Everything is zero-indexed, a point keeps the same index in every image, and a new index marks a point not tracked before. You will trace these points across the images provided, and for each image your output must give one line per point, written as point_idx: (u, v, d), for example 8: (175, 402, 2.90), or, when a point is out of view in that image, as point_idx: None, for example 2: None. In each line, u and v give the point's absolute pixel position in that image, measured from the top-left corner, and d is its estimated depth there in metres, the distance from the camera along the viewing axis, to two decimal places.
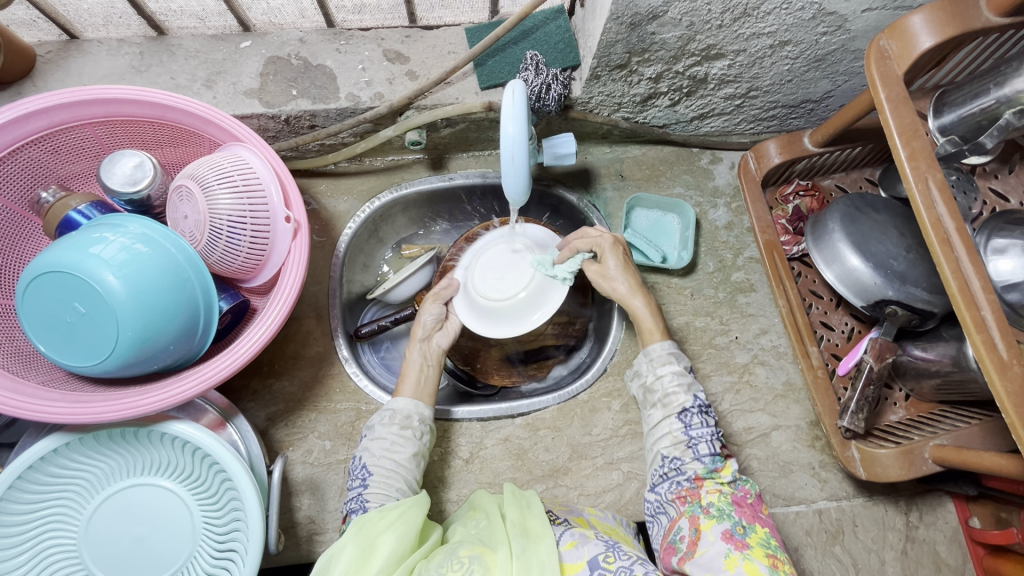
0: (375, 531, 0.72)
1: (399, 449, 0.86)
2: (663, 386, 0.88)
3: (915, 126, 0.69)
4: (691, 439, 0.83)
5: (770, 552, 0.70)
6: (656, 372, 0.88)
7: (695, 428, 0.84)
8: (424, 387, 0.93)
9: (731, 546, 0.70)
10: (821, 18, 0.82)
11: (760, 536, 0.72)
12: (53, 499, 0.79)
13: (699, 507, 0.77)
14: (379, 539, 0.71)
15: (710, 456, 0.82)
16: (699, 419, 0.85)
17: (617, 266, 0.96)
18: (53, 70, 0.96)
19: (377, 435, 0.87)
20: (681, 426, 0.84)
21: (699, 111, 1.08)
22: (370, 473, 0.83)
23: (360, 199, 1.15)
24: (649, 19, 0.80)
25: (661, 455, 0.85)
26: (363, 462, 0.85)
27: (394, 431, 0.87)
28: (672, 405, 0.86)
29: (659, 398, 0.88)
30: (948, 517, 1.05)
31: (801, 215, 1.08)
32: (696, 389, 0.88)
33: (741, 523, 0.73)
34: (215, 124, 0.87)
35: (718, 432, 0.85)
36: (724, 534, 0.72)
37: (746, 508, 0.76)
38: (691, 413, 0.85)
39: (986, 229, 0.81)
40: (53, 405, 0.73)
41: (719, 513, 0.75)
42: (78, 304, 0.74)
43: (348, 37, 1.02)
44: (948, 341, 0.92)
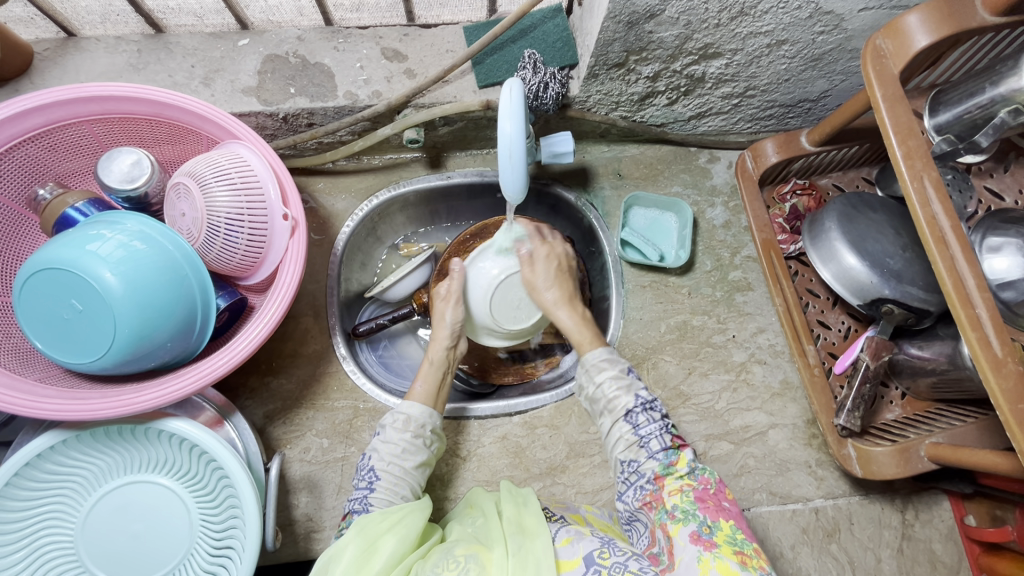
0: (372, 531, 0.72)
1: (409, 456, 0.86)
2: (606, 394, 0.86)
3: (912, 125, 0.69)
4: (643, 437, 0.82)
5: (739, 548, 0.68)
6: (595, 381, 0.88)
7: (643, 426, 0.83)
8: (434, 390, 0.93)
9: (701, 548, 0.68)
10: (819, 17, 0.83)
11: (727, 532, 0.71)
12: (51, 496, 0.79)
13: (665, 512, 0.75)
14: (377, 541, 0.71)
15: (664, 451, 0.81)
16: (645, 417, 0.84)
17: (547, 277, 0.99)
18: (51, 67, 0.96)
19: (387, 438, 0.87)
20: (628, 428, 0.83)
21: (696, 110, 1.08)
22: (377, 477, 0.83)
23: (358, 197, 1.15)
24: (646, 18, 0.80)
25: (619, 461, 0.84)
26: (372, 466, 0.85)
27: (407, 437, 0.86)
28: (616, 410, 0.85)
29: (603, 405, 0.86)
30: (945, 515, 1.05)
31: (798, 214, 1.09)
32: (639, 387, 0.87)
33: (707, 522, 0.72)
34: (213, 122, 0.87)
35: (668, 423, 0.84)
36: (691, 537, 0.70)
37: (708, 503, 0.75)
38: (637, 413, 0.83)
39: (983, 227, 0.81)
40: (50, 402, 0.73)
41: (684, 514, 0.74)
42: (75, 301, 0.74)
43: (347, 34, 1.02)
44: (945, 339, 0.93)
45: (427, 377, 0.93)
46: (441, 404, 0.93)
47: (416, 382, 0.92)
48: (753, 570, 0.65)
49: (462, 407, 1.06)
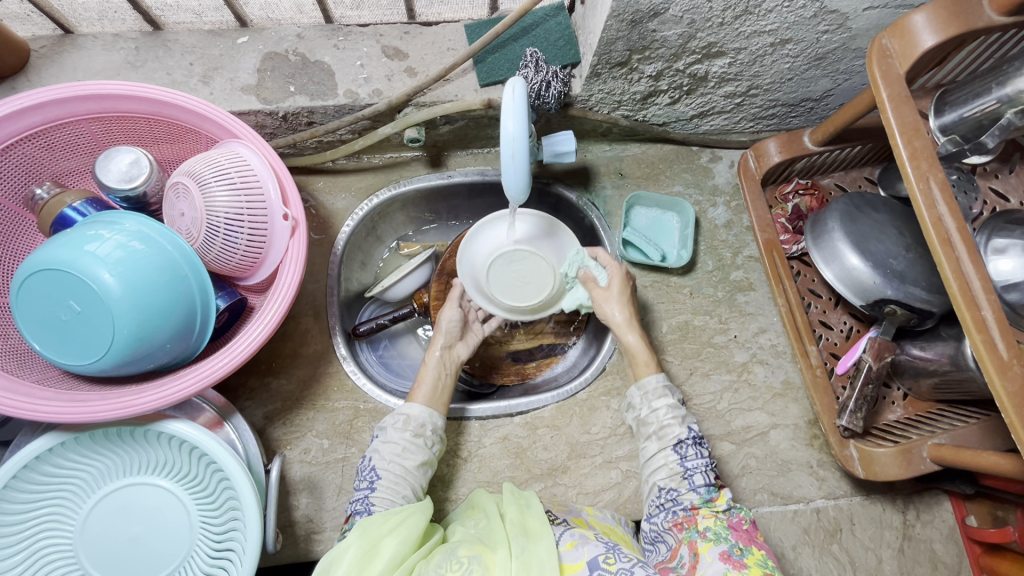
0: (374, 535, 0.72)
1: (409, 455, 0.86)
2: (658, 419, 0.88)
3: (917, 125, 0.69)
4: (687, 470, 0.83)
5: (767, 570, 0.71)
6: (651, 405, 0.89)
7: (690, 459, 0.84)
8: (438, 394, 0.93)
9: (729, 566, 0.71)
10: (823, 16, 0.82)
11: (756, 557, 0.73)
12: (49, 498, 0.79)
13: (696, 532, 0.78)
14: (378, 544, 0.70)
15: (706, 487, 0.82)
16: (693, 451, 0.85)
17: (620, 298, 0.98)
18: (48, 65, 0.95)
19: (389, 439, 0.87)
20: (676, 458, 0.84)
21: (699, 110, 1.08)
22: (378, 476, 0.83)
23: (359, 196, 1.14)
24: (649, 16, 0.80)
25: (656, 487, 0.85)
26: (374, 465, 0.84)
27: (407, 437, 0.87)
28: (667, 438, 0.86)
29: (654, 430, 0.88)
30: (946, 515, 1.05)
31: (800, 214, 1.08)
32: (690, 421, 0.89)
33: (738, 544, 0.75)
34: (211, 120, 0.86)
35: (713, 464, 0.85)
36: (721, 555, 0.73)
37: (742, 532, 0.77)
38: (687, 445, 0.85)
39: (987, 228, 0.81)
40: (47, 404, 0.73)
41: (716, 536, 0.76)
42: (73, 302, 0.73)
43: (347, 32, 1.01)
44: (947, 340, 0.92)
45: (428, 376, 0.94)
46: (443, 405, 0.93)
47: (423, 384, 0.93)
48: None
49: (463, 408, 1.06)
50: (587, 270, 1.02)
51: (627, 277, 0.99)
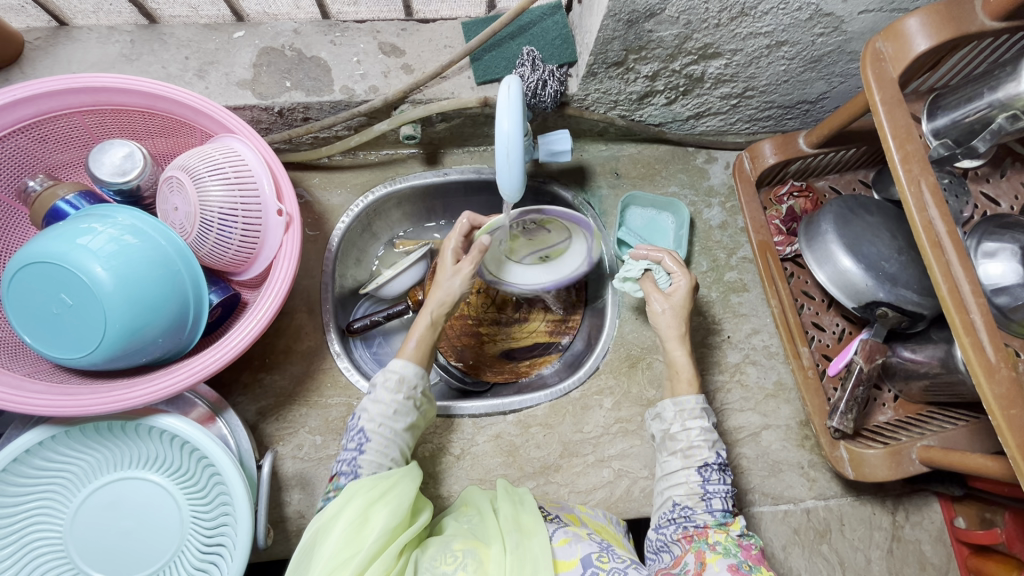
0: (362, 504, 0.71)
1: (400, 417, 0.84)
2: (689, 438, 0.87)
3: (910, 128, 0.69)
4: (707, 492, 0.83)
5: None
6: (684, 423, 0.87)
7: (713, 482, 0.84)
8: (424, 354, 0.90)
9: None
10: (818, 18, 0.82)
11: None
12: (40, 491, 0.78)
13: (706, 543, 0.79)
14: (368, 513, 0.70)
15: (722, 511, 0.82)
16: (717, 475, 0.85)
17: (676, 309, 0.94)
18: (42, 57, 0.94)
19: (378, 400, 0.84)
20: (699, 479, 0.84)
21: (695, 110, 1.08)
22: (367, 438, 0.82)
23: (354, 192, 1.14)
24: (646, 16, 0.80)
25: (673, 501, 0.85)
26: (361, 427, 0.83)
27: (399, 399, 0.84)
28: (693, 458, 0.86)
29: (681, 447, 0.87)
30: (934, 516, 1.06)
31: (794, 216, 1.09)
32: (720, 447, 0.87)
33: (747, 561, 0.76)
34: (206, 115, 0.86)
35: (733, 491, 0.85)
36: (730, 568, 0.74)
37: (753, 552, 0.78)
38: (712, 468, 0.85)
39: (978, 232, 0.81)
40: (38, 397, 0.72)
41: (726, 550, 0.77)
42: (64, 295, 0.73)
43: (344, 28, 1.01)
44: (937, 343, 0.93)
45: (418, 336, 0.90)
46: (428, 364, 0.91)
47: (410, 342, 0.90)
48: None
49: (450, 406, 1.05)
50: (651, 271, 0.98)
51: (692, 289, 0.94)
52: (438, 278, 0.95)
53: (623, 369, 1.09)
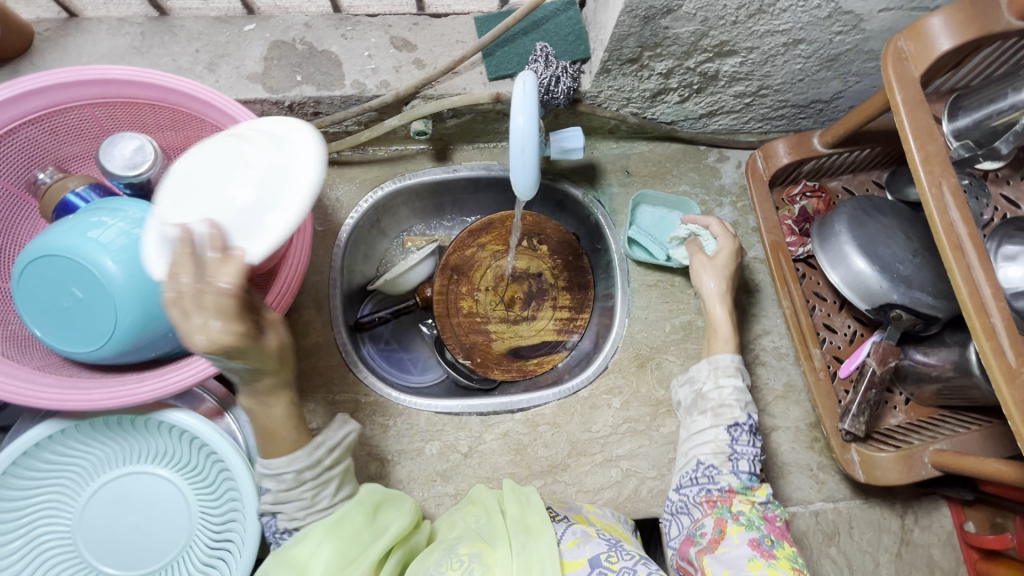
0: (308, 542, 0.67)
1: (322, 498, 0.72)
2: (720, 397, 0.85)
3: (931, 129, 0.69)
4: (734, 453, 0.81)
5: (796, 566, 0.71)
6: (718, 381, 0.86)
7: (741, 443, 0.82)
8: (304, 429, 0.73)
9: (757, 552, 0.72)
10: (837, 16, 0.81)
11: (785, 552, 0.73)
12: (49, 485, 0.78)
13: (728, 511, 0.78)
14: (307, 560, 0.66)
15: (749, 474, 0.80)
16: (746, 438, 0.83)
17: (721, 268, 0.96)
18: (51, 48, 0.94)
19: (286, 496, 0.71)
20: (728, 438, 0.82)
21: (708, 108, 1.07)
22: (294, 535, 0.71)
23: (363, 188, 1.13)
24: (663, 13, 0.79)
25: (697, 461, 0.83)
26: (288, 527, 0.72)
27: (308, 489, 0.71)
28: (723, 416, 0.84)
29: (711, 406, 0.86)
30: (944, 520, 1.05)
31: (807, 216, 1.08)
32: (751, 409, 0.85)
33: (769, 536, 0.75)
34: (216, 109, 0.84)
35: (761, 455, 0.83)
36: (749, 541, 0.74)
37: (776, 526, 0.77)
38: (741, 429, 0.83)
39: (997, 235, 0.80)
40: (48, 390, 0.72)
41: (749, 522, 0.76)
42: (75, 288, 0.73)
43: (355, 22, 1.00)
44: (951, 346, 0.92)
45: (289, 423, 0.70)
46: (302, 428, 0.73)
47: (287, 431, 0.70)
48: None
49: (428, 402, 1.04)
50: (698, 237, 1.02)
51: (736, 253, 0.97)
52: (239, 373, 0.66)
53: (632, 369, 1.08)
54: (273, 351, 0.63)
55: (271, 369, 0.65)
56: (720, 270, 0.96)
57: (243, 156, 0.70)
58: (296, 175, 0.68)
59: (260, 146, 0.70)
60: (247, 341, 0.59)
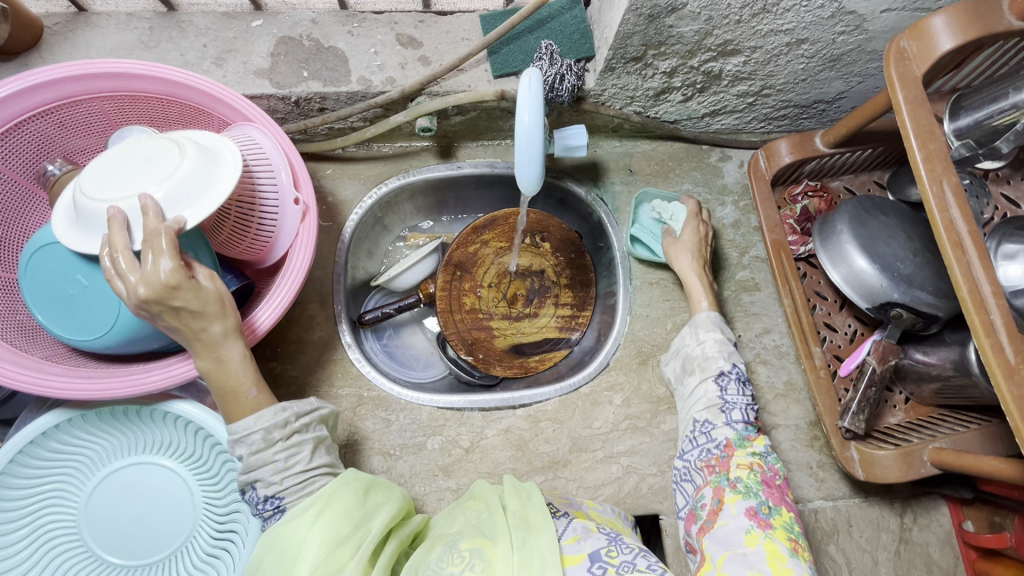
0: (293, 525, 0.66)
1: (296, 457, 0.72)
2: (704, 351, 0.93)
3: (932, 128, 0.69)
4: (726, 403, 0.86)
5: (793, 536, 0.71)
6: (699, 337, 0.94)
7: (730, 393, 0.86)
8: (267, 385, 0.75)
9: (754, 523, 0.71)
10: (840, 17, 0.82)
11: (783, 519, 0.73)
12: (54, 474, 0.79)
13: (726, 479, 0.78)
14: (302, 542, 0.65)
15: (743, 423, 0.84)
16: (736, 387, 0.87)
17: (690, 243, 1.06)
18: (60, 42, 0.94)
19: (259, 456, 0.70)
20: (716, 390, 0.87)
21: (711, 108, 1.08)
22: (280, 500, 0.70)
23: (367, 184, 1.14)
24: (667, 12, 0.80)
25: (693, 419, 0.88)
26: (270, 495, 0.70)
27: (279, 447, 0.71)
28: (709, 369, 0.90)
29: (698, 362, 0.92)
30: (942, 520, 1.05)
31: (808, 216, 1.08)
32: (737, 359, 0.91)
33: (767, 503, 0.74)
34: (225, 103, 0.86)
35: (754, 404, 0.87)
36: (748, 511, 0.73)
37: (774, 490, 0.76)
38: (728, 378, 0.88)
39: (997, 234, 0.81)
40: (55, 379, 0.72)
41: (746, 489, 0.76)
42: (81, 276, 0.74)
43: (362, 19, 1.01)
44: (951, 345, 0.93)
45: (248, 379, 0.72)
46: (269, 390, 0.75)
47: (248, 389, 0.73)
48: (801, 560, 0.68)
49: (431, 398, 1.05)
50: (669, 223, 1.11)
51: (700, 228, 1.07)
52: (189, 330, 0.69)
53: (634, 366, 1.09)
54: (212, 295, 0.69)
55: (217, 314, 0.69)
56: (689, 247, 1.05)
57: (164, 162, 0.73)
58: (228, 163, 0.75)
59: (186, 153, 0.73)
60: (182, 277, 0.66)
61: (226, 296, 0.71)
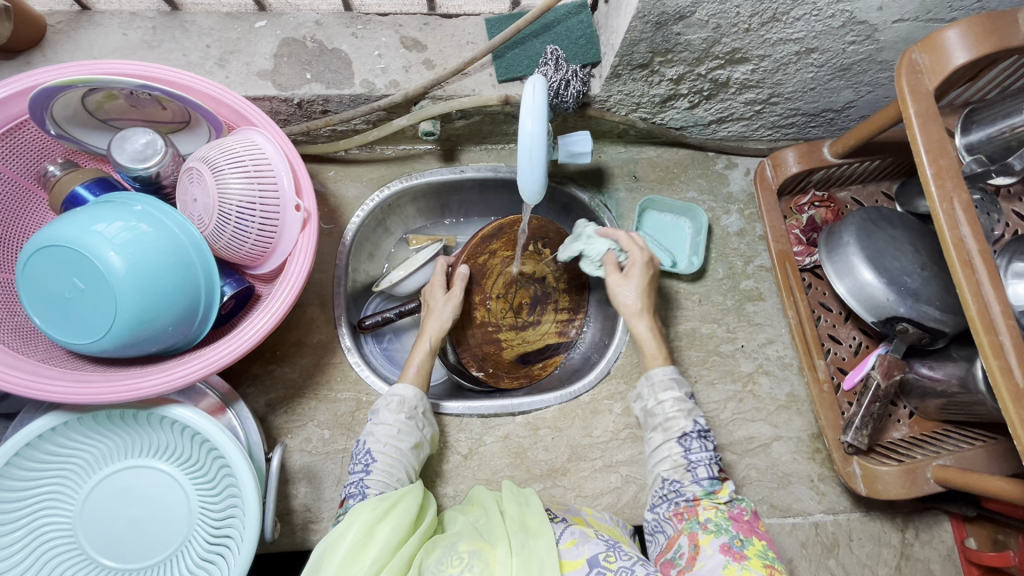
0: (368, 519, 0.69)
1: (404, 437, 0.86)
2: (665, 411, 0.86)
3: (944, 144, 0.68)
4: (690, 462, 0.82)
5: (768, 562, 0.70)
6: (658, 397, 0.87)
7: (695, 451, 0.82)
8: (426, 376, 0.96)
9: (729, 558, 0.71)
10: (851, 26, 0.81)
11: (757, 549, 0.73)
12: (51, 476, 0.79)
13: (697, 523, 0.77)
14: (375, 525, 0.69)
15: (710, 479, 0.80)
16: (698, 443, 0.83)
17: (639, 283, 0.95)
18: (63, 40, 0.94)
19: (382, 421, 0.87)
20: (681, 450, 0.83)
21: (718, 115, 1.06)
22: (373, 458, 0.83)
23: (370, 186, 1.13)
24: (675, 19, 0.78)
25: (659, 478, 0.83)
26: (368, 448, 0.84)
27: (401, 418, 0.88)
28: (672, 430, 0.85)
29: (659, 422, 0.86)
30: (944, 536, 1.04)
31: (815, 226, 1.06)
32: (696, 414, 0.87)
33: (738, 536, 0.74)
34: (227, 106, 0.86)
35: (717, 458, 0.83)
36: (721, 547, 0.73)
37: (743, 523, 0.76)
38: (691, 437, 0.83)
39: (1008, 251, 0.79)
40: (52, 383, 0.72)
41: (717, 527, 0.76)
42: (77, 279, 0.73)
43: (366, 21, 1.00)
44: (958, 361, 0.92)
45: (412, 361, 0.96)
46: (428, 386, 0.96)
47: (411, 366, 0.95)
48: None
49: (437, 405, 1.04)
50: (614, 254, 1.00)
51: (649, 265, 0.96)
52: (430, 307, 1.05)
53: (635, 374, 1.08)
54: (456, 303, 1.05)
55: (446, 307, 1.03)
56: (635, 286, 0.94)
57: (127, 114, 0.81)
58: None
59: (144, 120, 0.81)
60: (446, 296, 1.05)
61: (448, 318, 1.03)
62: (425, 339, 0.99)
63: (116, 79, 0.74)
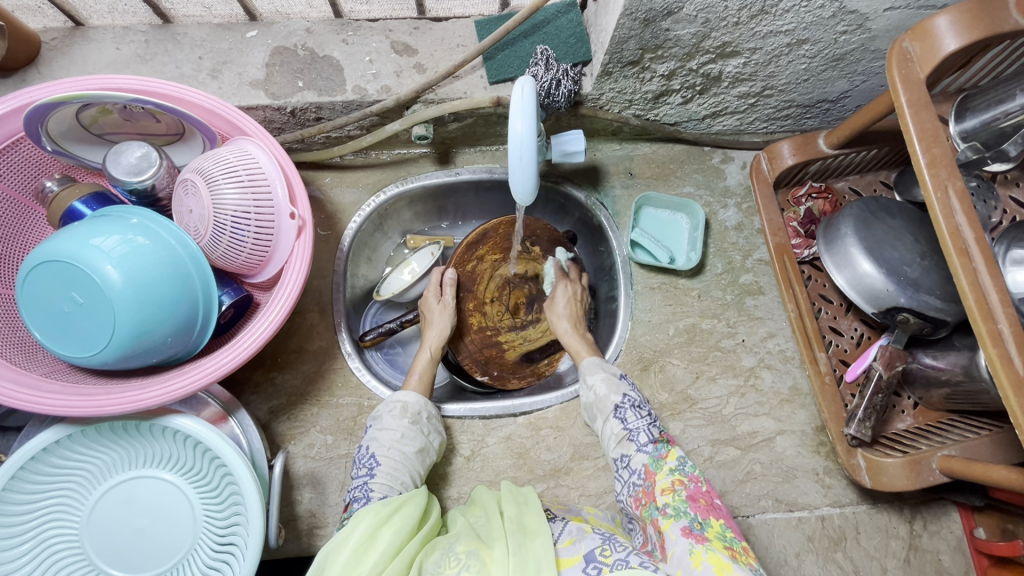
0: (371, 523, 0.69)
1: (407, 441, 0.88)
2: (597, 394, 0.92)
3: (937, 132, 0.67)
4: (630, 431, 0.86)
5: (728, 544, 0.68)
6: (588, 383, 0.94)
7: (630, 421, 0.87)
8: (427, 384, 0.98)
9: (693, 541, 0.68)
10: (842, 16, 0.80)
11: (716, 530, 0.70)
12: (56, 489, 0.80)
13: (656, 509, 0.75)
14: (375, 531, 0.69)
15: (653, 445, 0.83)
16: (632, 413, 0.88)
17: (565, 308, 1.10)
18: (57, 57, 0.95)
19: (386, 426, 0.88)
20: (618, 423, 0.87)
21: (711, 109, 1.06)
22: (377, 462, 0.83)
23: (366, 191, 1.14)
24: (663, 15, 0.78)
25: (611, 460, 0.87)
26: (372, 453, 0.85)
27: (404, 423, 0.89)
28: (606, 408, 0.90)
29: (597, 407, 0.92)
30: (953, 526, 1.03)
31: (813, 218, 1.06)
32: (626, 388, 0.92)
33: (698, 519, 0.71)
34: (220, 117, 0.86)
35: (655, 422, 0.88)
36: (682, 531, 0.69)
37: (700, 504, 0.74)
38: (625, 409, 0.88)
39: (1006, 239, 0.79)
40: (54, 397, 0.73)
41: (675, 512, 0.73)
42: (75, 294, 0.73)
43: (357, 27, 1.01)
44: (960, 350, 0.90)
45: (413, 368, 0.99)
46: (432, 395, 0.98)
47: (414, 373, 0.98)
48: (743, 564, 0.65)
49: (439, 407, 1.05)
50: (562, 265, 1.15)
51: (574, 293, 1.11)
52: (428, 316, 1.08)
53: (636, 372, 1.07)
54: (449, 305, 1.08)
55: (441, 317, 1.07)
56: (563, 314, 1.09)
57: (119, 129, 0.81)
58: None
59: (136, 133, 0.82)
60: (440, 302, 1.09)
61: (447, 321, 1.07)
62: (425, 349, 1.02)
63: (111, 94, 0.75)
